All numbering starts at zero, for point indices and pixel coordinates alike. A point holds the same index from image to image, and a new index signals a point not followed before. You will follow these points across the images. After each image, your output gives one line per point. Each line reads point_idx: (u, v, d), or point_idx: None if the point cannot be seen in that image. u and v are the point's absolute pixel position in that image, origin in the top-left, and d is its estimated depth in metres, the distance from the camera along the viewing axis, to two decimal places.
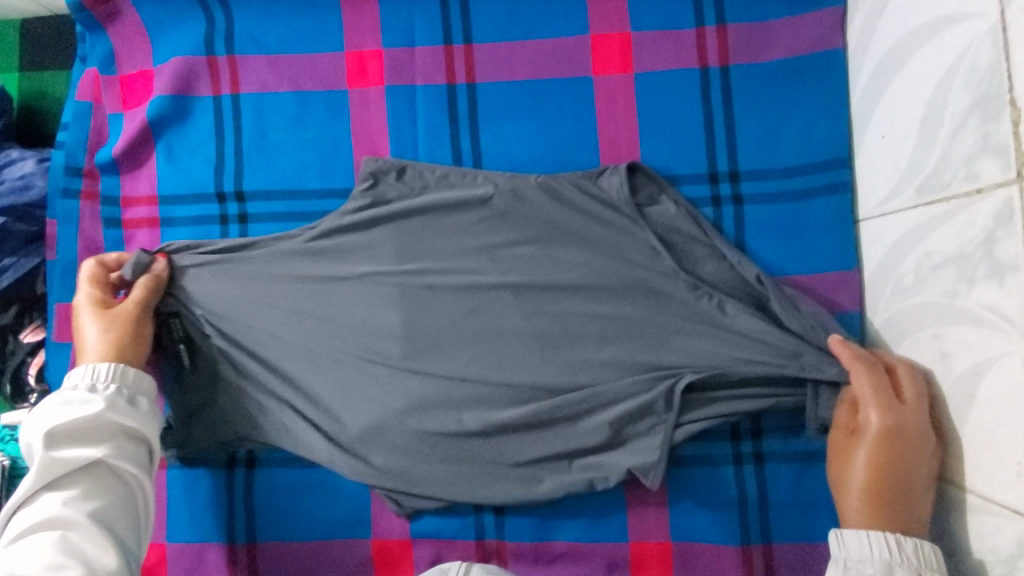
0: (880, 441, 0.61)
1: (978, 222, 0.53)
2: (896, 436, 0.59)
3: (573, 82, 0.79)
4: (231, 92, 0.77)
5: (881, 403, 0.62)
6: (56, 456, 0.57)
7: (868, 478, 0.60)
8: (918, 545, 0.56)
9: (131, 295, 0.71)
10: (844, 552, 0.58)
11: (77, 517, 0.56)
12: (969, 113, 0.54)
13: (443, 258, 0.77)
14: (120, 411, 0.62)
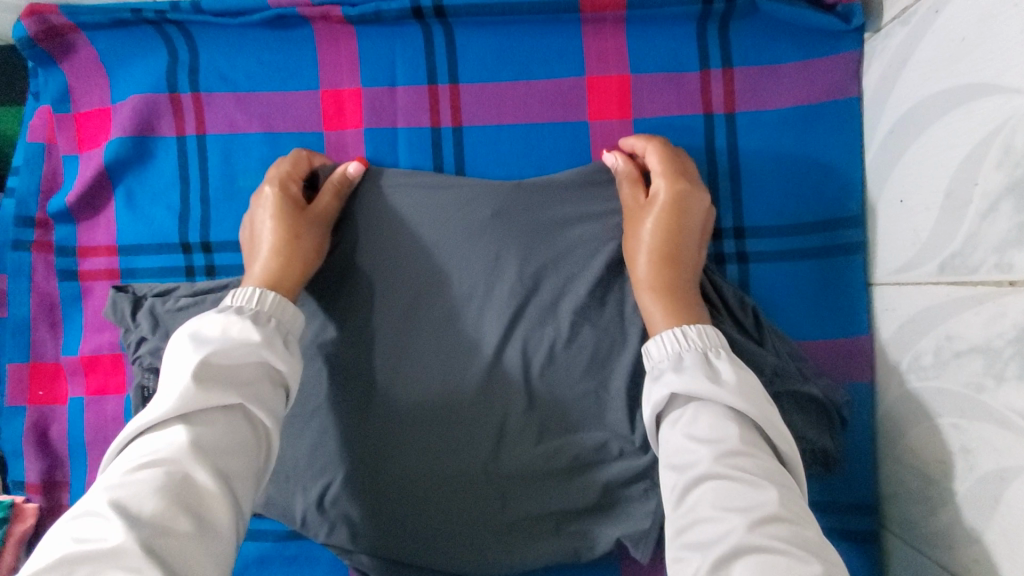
0: (671, 206, 0.62)
1: (1010, 317, 0.46)
2: (679, 194, 0.62)
3: (567, 126, 0.71)
4: (196, 133, 0.74)
5: (669, 169, 0.64)
6: (201, 388, 0.50)
7: (658, 239, 0.61)
8: (699, 329, 0.56)
9: (324, 198, 0.68)
10: (653, 361, 0.56)
11: (201, 454, 0.48)
12: (1003, 197, 0.46)
13: (416, 313, 0.69)
14: (277, 352, 0.55)
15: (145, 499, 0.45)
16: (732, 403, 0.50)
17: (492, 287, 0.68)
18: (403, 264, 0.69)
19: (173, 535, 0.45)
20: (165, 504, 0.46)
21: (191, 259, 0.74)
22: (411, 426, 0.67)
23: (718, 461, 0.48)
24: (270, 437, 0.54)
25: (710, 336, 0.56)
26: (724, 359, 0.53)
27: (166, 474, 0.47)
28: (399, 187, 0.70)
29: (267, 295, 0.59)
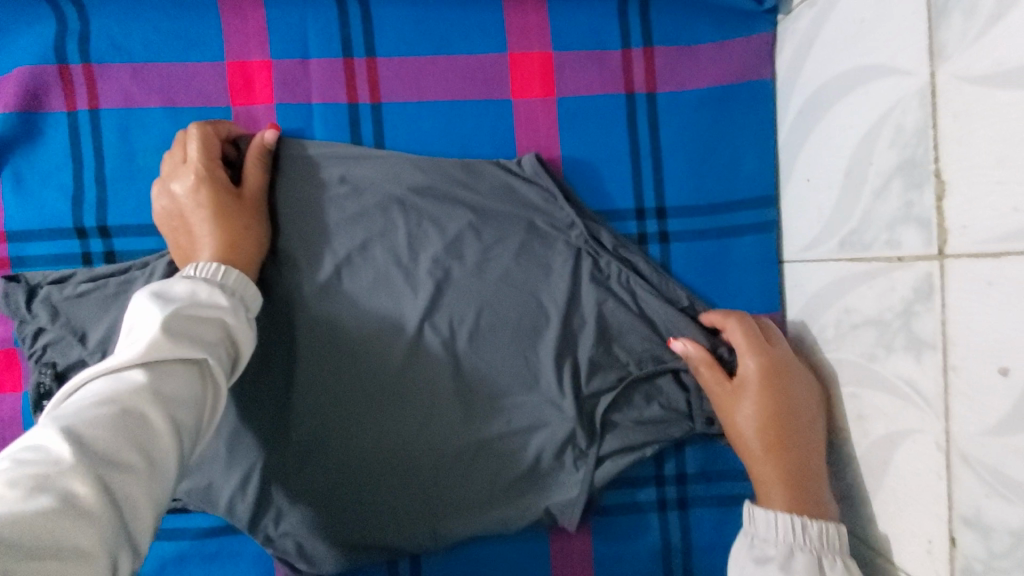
0: (763, 385, 0.59)
1: (898, 290, 0.48)
2: (772, 364, 0.59)
3: (489, 104, 0.69)
4: (89, 108, 0.68)
5: (755, 346, 0.61)
6: (169, 337, 0.48)
7: (758, 424, 0.58)
8: (823, 527, 0.53)
9: (254, 177, 0.65)
10: (756, 531, 0.56)
11: (158, 397, 0.46)
12: (893, 176, 0.48)
13: (341, 297, 0.69)
14: (239, 320, 0.55)
15: (97, 427, 0.41)
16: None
17: (415, 271, 0.69)
18: (325, 242, 0.68)
19: (121, 469, 0.41)
20: (114, 436, 0.42)
21: (89, 245, 0.68)
22: (342, 406, 0.68)
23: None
24: (220, 408, 0.52)
25: (832, 535, 0.53)
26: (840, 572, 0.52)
27: (118, 410, 0.43)
28: (323, 169, 0.68)
29: (231, 271, 0.58)
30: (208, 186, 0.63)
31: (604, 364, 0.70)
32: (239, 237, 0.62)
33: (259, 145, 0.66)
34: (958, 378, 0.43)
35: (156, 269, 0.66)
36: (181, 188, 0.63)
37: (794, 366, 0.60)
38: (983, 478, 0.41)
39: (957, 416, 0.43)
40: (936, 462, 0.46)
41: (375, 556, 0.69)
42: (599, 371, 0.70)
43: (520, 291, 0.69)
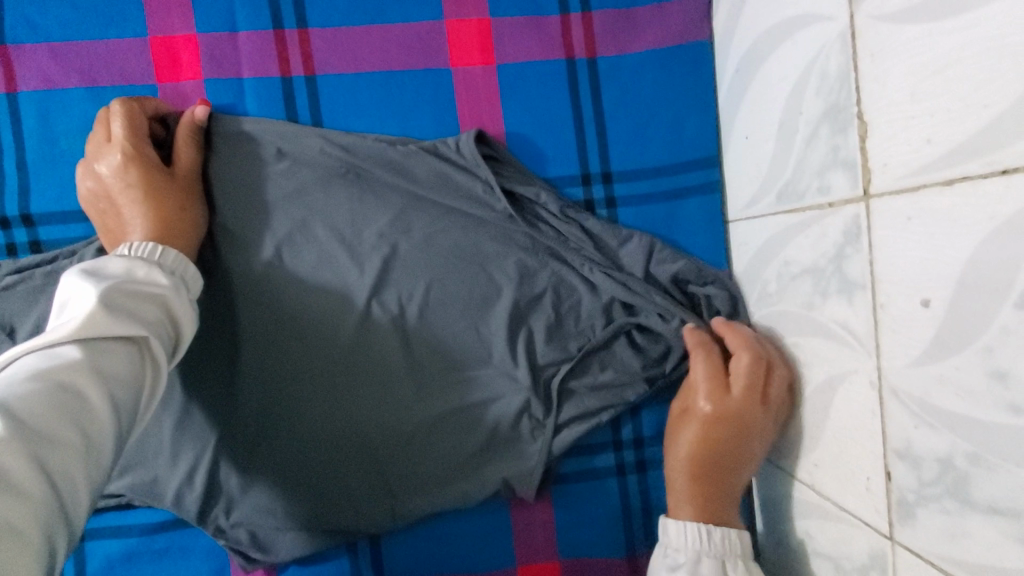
0: (705, 426, 0.60)
1: (830, 236, 0.49)
2: (722, 415, 0.59)
3: (428, 74, 0.68)
4: (4, 91, 0.64)
5: (712, 387, 0.61)
6: (108, 311, 0.46)
7: (694, 456, 0.60)
8: (727, 535, 0.58)
9: (186, 154, 0.63)
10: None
11: (98, 373, 0.44)
12: (820, 123, 0.49)
13: (286, 277, 0.67)
14: (179, 300, 0.54)
15: (31, 400, 0.39)
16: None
17: (360, 247, 0.67)
18: (266, 221, 0.66)
19: (59, 446, 0.39)
20: (50, 411, 0.40)
21: (12, 235, 0.65)
22: (293, 387, 0.67)
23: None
24: (158, 389, 0.50)
25: (735, 543, 0.58)
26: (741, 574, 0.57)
27: (53, 384, 0.41)
28: (260, 146, 0.66)
29: (167, 251, 0.57)
30: (136, 164, 0.60)
31: (557, 333, 0.69)
32: (172, 219, 0.60)
33: (191, 121, 0.64)
34: (886, 315, 0.44)
35: (84, 257, 0.63)
36: (106, 168, 0.60)
37: (751, 416, 0.59)
38: (911, 411, 0.42)
39: (887, 352, 0.44)
40: (870, 401, 0.47)
41: (334, 536, 0.68)
42: (554, 340, 0.69)
43: (469, 263, 0.68)
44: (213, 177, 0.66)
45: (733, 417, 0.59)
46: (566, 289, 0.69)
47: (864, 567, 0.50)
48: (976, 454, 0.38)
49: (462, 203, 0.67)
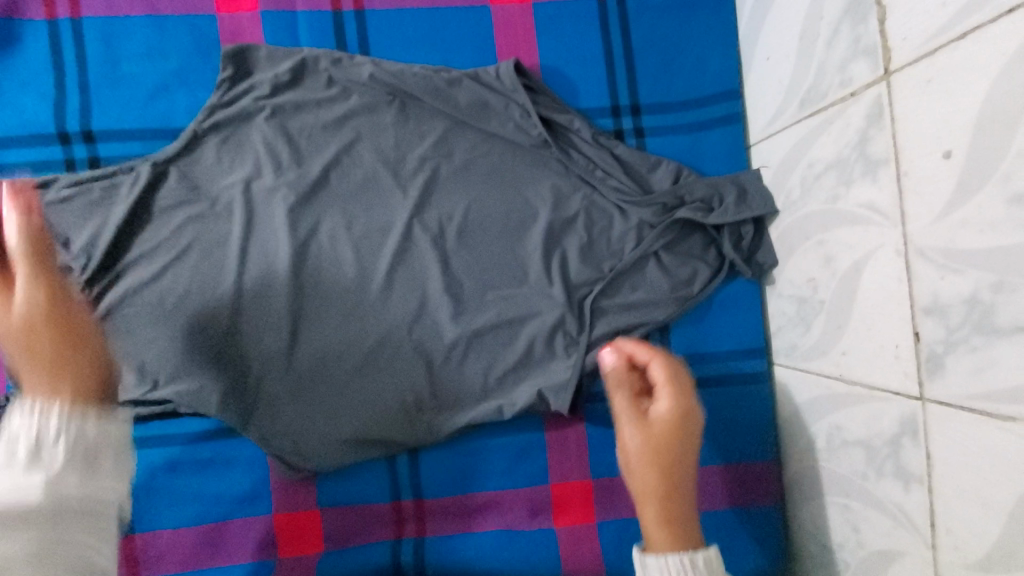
0: (671, 435, 0.53)
1: (853, 124, 0.53)
2: (686, 417, 0.54)
3: (469, 11, 0.73)
4: (71, 16, 0.68)
5: (670, 384, 0.56)
6: None
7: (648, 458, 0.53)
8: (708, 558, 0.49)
9: None
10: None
11: None
12: (841, 21, 0.54)
13: (332, 196, 0.70)
14: None
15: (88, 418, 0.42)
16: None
17: (402, 169, 0.70)
18: (314, 141, 0.70)
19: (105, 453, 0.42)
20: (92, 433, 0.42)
21: (72, 151, 0.68)
22: (334, 300, 0.69)
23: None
24: None
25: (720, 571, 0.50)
26: None
27: None
28: (311, 73, 0.70)
29: None
30: None
31: (591, 254, 0.71)
32: None
33: None
34: (909, 180, 0.48)
35: (142, 173, 0.67)
36: None
37: (681, 435, 0.53)
38: (938, 264, 0.46)
39: (912, 215, 0.48)
40: (897, 270, 0.50)
41: (371, 449, 0.69)
42: (587, 260, 0.71)
43: (506, 186, 0.71)
44: (264, 102, 0.69)
45: (680, 425, 0.54)
46: (598, 212, 0.72)
47: (895, 437, 0.52)
48: (1000, 281, 0.41)
49: (499, 129, 0.71)
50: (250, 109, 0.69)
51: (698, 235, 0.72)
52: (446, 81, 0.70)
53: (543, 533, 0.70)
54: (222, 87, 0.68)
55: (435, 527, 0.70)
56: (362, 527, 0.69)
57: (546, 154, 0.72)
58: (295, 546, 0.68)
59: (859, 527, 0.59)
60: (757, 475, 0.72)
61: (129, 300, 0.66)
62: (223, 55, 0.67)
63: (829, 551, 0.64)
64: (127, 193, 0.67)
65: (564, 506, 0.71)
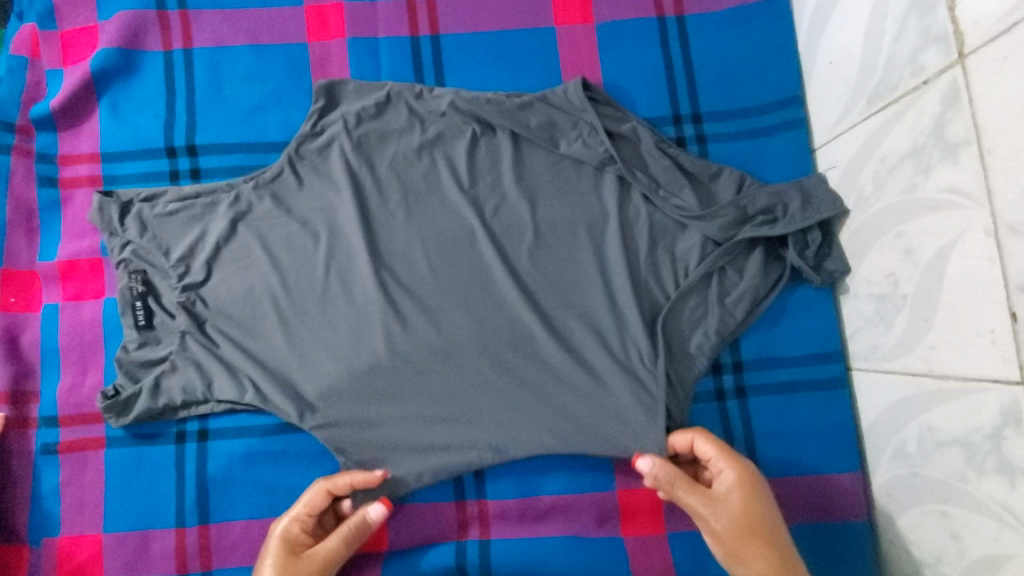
0: (745, 501, 0.60)
1: (928, 111, 0.54)
2: (749, 474, 0.61)
3: (536, 32, 0.78)
4: (183, 47, 0.76)
5: (725, 453, 0.62)
6: None
7: (739, 530, 0.58)
8: None
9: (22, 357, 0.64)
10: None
11: None
12: (908, 15, 0.55)
13: (405, 213, 0.73)
14: None
15: None
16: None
17: (472, 178, 0.74)
18: (393, 162, 0.74)
19: None
20: None
21: (176, 164, 0.75)
22: (406, 300, 0.71)
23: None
24: None
25: None
26: None
27: None
28: (392, 104, 0.74)
29: None
30: None
31: (655, 272, 0.71)
32: None
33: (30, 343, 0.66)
34: (995, 158, 0.47)
35: (241, 193, 0.72)
36: None
37: (753, 483, 0.61)
38: None
39: (999, 192, 0.47)
40: (988, 250, 0.49)
41: (434, 476, 0.68)
42: (654, 267, 0.71)
43: (571, 197, 0.73)
44: (350, 129, 0.73)
45: (750, 487, 0.60)
46: (660, 231, 0.72)
47: (997, 430, 0.49)
48: None
49: (568, 148, 0.73)
50: (337, 136, 0.73)
51: (759, 250, 0.70)
52: (517, 105, 0.73)
53: (612, 540, 0.68)
54: (313, 114, 0.73)
55: (499, 531, 0.69)
56: (427, 527, 0.69)
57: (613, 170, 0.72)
58: (362, 541, 0.69)
59: (959, 535, 0.54)
60: (837, 488, 0.68)
61: (221, 304, 0.71)
62: (317, 86, 0.73)
63: (926, 567, 0.60)
64: (225, 210, 0.72)
65: (633, 515, 0.69)
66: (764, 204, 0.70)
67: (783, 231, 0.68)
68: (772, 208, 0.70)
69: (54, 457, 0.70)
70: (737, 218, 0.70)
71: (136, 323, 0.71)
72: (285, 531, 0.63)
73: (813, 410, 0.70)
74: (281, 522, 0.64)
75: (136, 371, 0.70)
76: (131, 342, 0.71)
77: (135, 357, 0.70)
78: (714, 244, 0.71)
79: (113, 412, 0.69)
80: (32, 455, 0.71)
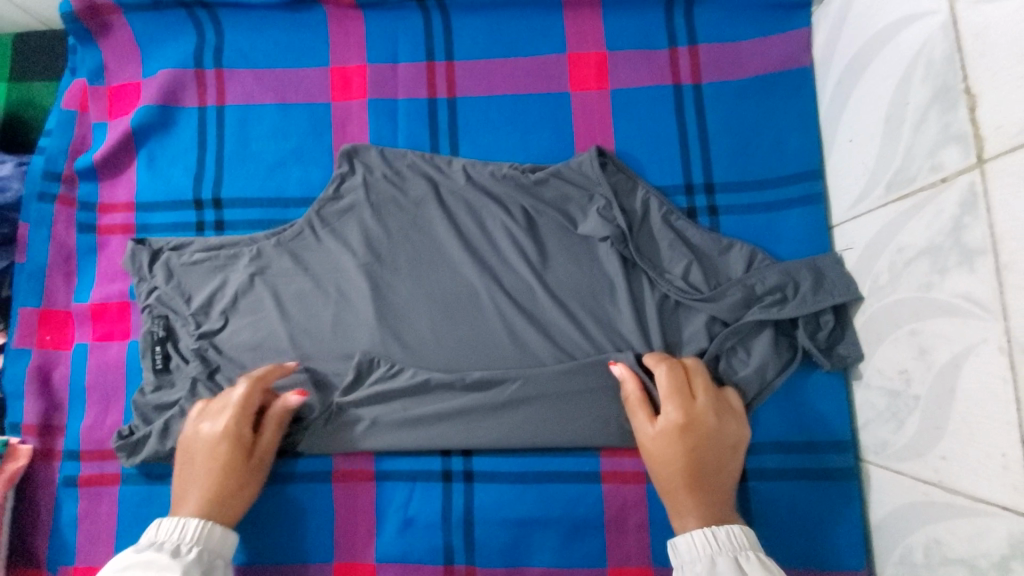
0: (676, 437, 0.62)
1: (945, 211, 0.51)
2: (689, 420, 0.62)
3: (551, 97, 0.78)
4: (216, 104, 0.81)
5: (677, 396, 0.63)
6: None
7: (663, 455, 0.62)
8: (728, 532, 0.56)
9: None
10: (681, 558, 0.57)
11: None
12: (928, 108, 0.52)
13: (415, 277, 0.75)
14: None
15: None
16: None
17: (481, 245, 0.75)
18: (410, 228, 0.76)
19: None
20: None
21: (202, 216, 0.79)
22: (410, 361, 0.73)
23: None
24: None
25: (739, 536, 0.56)
26: (755, 563, 0.54)
27: None
28: (411, 170, 0.77)
29: (190, 523, 0.61)
30: None
31: (660, 348, 0.70)
32: None
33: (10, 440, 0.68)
34: (1011, 273, 0.44)
35: (263, 248, 0.76)
36: None
37: (694, 425, 0.62)
38: None
39: (1015, 310, 0.44)
40: (1004, 369, 0.45)
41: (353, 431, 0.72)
42: (660, 343, 0.70)
43: (579, 266, 0.74)
44: (369, 193, 0.77)
45: (690, 428, 0.62)
46: (665, 306, 0.71)
47: (1004, 560, 0.46)
48: None
49: (584, 226, 0.74)
50: (356, 200, 0.77)
51: (768, 330, 0.68)
52: (532, 180, 0.75)
53: None
54: (335, 176, 0.77)
55: None
56: None
57: (621, 243, 0.72)
58: None
59: None
60: None
61: (234, 351, 0.74)
62: (341, 151, 0.77)
63: None
64: (246, 264, 0.76)
65: None
66: (774, 284, 0.68)
67: (793, 312, 0.66)
68: (783, 287, 0.68)
69: (73, 490, 0.74)
70: (746, 297, 0.68)
71: (155, 367, 0.74)
72: (223, 431, 0.66)
73: (819, 500, 0.67)
74: (212, 427, 0.66)
75: (152, 413, 0.74)
76: (149, 384, 0.74)
77: (150, 400, 0.73)
78: (722, 323, 0.70)
79: (125, 451, 0.73)
80: (55, 486, 0.75)
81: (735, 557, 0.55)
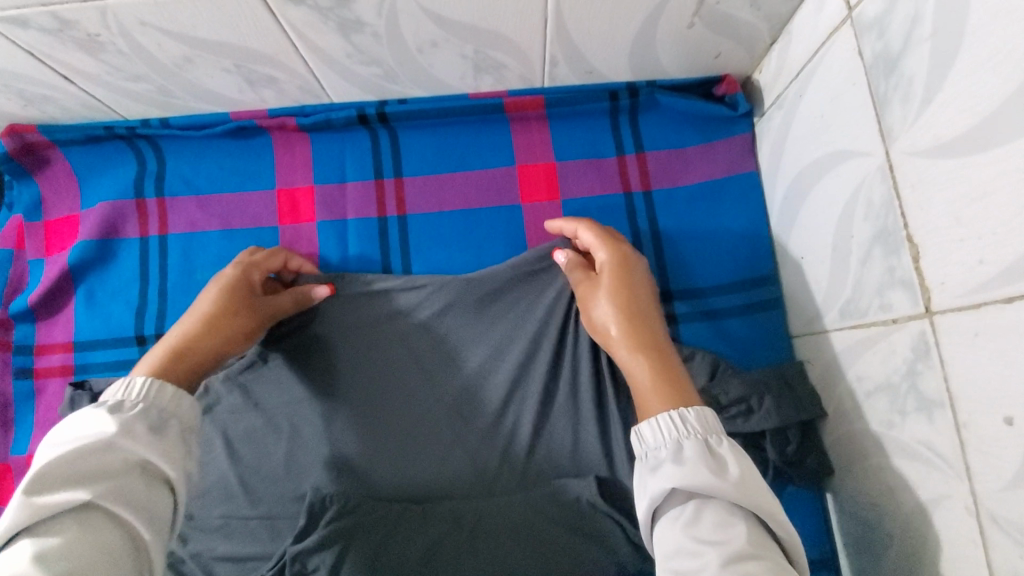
0: (618, 275, 0.63)
1: (899, 353, 0.49)
2: (624, 261, 0.64)
3: (502, 210, 0.77)
4: (159, 233, 0.78)
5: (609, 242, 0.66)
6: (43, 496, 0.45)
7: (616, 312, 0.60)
8: (698, 411, 0.51)
9: None
10: (646, 446, 0.51)
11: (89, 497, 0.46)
12: (872, 245, 0.52)
13: (372, 404, 0.71)
14: (139, 441, 0.49)
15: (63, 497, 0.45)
16: (731, 495, 0.46)
17: (441, 368, 0.73)
18: (364, 351, 0.73)
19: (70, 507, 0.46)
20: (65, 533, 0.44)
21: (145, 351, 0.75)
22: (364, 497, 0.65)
23: (726, 565, 0.43)
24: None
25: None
26: (725, 447, 0.49)
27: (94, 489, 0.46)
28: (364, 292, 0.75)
29: (137, 382, 0.54)
30: None
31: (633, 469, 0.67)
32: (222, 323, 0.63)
33: None
34: (970, 434, 0.43)
35: (210, 385, 0.73)
36: None
37: (640, 285, 0.63)
38: (1017, 540, 0.40)
39: (977, 473, 0.42)
40: (975, 531, 0.43)
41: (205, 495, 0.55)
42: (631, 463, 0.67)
43: (541, 387, 0.71)
44: (320, 318, 0.74)
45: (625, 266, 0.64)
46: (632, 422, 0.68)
47: None
48: None
49: (542, 342, 0.72)
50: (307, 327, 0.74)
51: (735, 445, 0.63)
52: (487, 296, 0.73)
53: None
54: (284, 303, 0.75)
55: None
56: None
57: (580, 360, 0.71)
58: None
59: None
60: None
61: None
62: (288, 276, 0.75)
63: None
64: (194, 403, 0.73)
65: None
66: (739, 394, 0.63)
67: (760, 425, 0.61)
68: (748, 397, 0.63)
69: None
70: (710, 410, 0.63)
71: None
72: None
73: None
74: None
75: None
76: None
77: None
78: None
79: None
80: None
81: (704, 440, 0.49)
